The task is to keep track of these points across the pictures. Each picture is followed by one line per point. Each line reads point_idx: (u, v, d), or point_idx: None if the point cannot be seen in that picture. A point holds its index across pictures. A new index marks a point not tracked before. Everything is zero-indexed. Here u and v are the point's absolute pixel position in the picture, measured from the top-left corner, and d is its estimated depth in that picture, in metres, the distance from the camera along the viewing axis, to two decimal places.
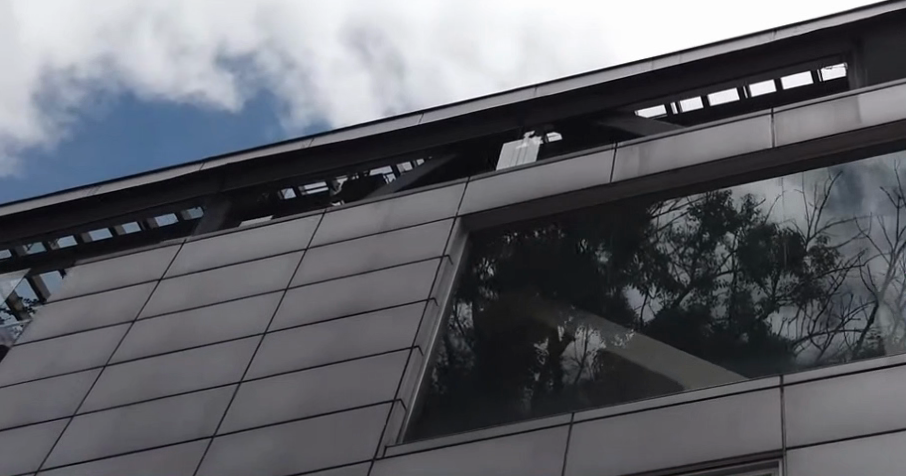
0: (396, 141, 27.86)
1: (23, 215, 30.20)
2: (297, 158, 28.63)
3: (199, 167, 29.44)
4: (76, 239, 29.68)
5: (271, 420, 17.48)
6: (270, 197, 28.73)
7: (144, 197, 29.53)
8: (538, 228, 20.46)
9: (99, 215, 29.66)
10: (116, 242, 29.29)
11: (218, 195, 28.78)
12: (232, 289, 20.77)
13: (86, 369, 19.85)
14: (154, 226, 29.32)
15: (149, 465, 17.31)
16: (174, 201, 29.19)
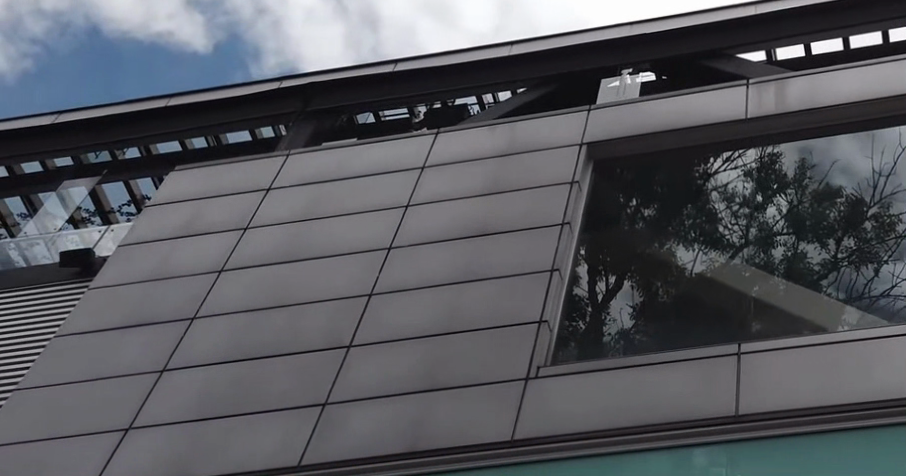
0: (487, 70, 27.14)
1: (100, 122, 29.84)
2: (383, 82, 27.99)
3: (277, 83, 28.84)
4: (143, 150, 29.37)
5: (398, 323, 16.25)
6: (349, 119, 28.24)
7: (224, 111, 29.05)
8: (653, 164, 19.78)
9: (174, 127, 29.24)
10: (185, 155, 28.94)
11: (303, 113, 28.22)
12: (345, 203, 20.09)
13: (191, 251, 18.90)
14: (224, 142, 28.88)
15: (262, 346, 16.14)
16: (252, 117, 28.78)
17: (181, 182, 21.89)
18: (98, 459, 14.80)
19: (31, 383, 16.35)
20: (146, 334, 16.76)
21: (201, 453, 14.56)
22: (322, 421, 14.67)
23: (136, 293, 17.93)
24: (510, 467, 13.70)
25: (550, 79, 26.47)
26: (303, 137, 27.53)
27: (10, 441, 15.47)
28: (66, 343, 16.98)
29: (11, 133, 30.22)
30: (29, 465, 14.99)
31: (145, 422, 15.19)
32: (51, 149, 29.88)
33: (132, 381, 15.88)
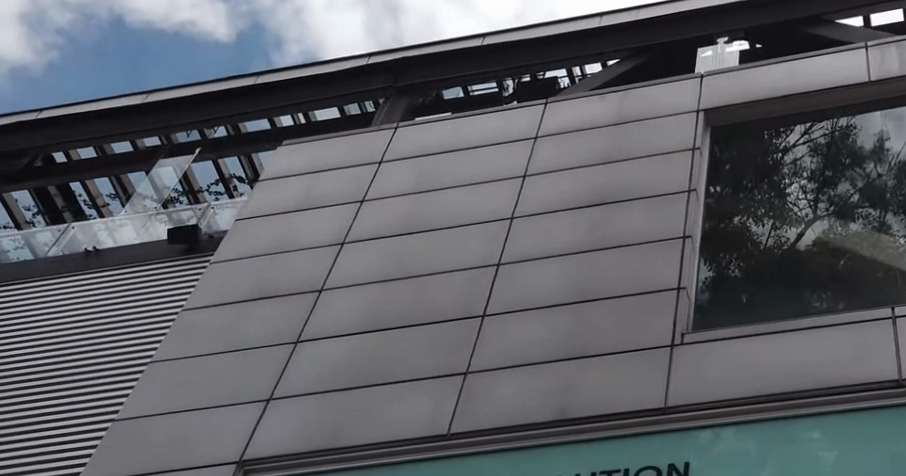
0: (578, 41, 26.81)
1: (191, 100, 29.80)
2: (472, 56, 27.80)
3: (365, 60, 28.64)
4: (233, 128, 29.46)
5: (531, 292, 16.04)
6: (437, 95, 27.93)
7: (316, 87, 28.91)
8: (772, 131, 19.38)
9: (263, 105, 29.26)
10: (274, 134, 29.25)
11: (394, 89, 28.02)
12: (459, 172, 19.83)
13: (306, 224, 18.74)
14: (313, 120, 29.05)
15: (395, 316, 16.00)
16: (342, 94, 28.61)
17: (288, 158, 21.76)
18: (241, 432, 14.73)
19: (164, 357, 16.33)
20: (275, 307, 16.68)
21: (346, 423, 14.44)
22: (466, 390, 14.50)
23: (257, 265, 17.87)
24: (662, 434, 13.43)
25: (645, 49, 26.09)
26: (397, 113, 27.34)
27: (149, 415, 15.45)
28: (193, 317, 16.93)
29: (102, 113, 30.21)
30: (171, 438, 14.95)
31: (285, 393, 15.10)
32: (143, 128, 29.84)
33: (267, 353, 15.81)
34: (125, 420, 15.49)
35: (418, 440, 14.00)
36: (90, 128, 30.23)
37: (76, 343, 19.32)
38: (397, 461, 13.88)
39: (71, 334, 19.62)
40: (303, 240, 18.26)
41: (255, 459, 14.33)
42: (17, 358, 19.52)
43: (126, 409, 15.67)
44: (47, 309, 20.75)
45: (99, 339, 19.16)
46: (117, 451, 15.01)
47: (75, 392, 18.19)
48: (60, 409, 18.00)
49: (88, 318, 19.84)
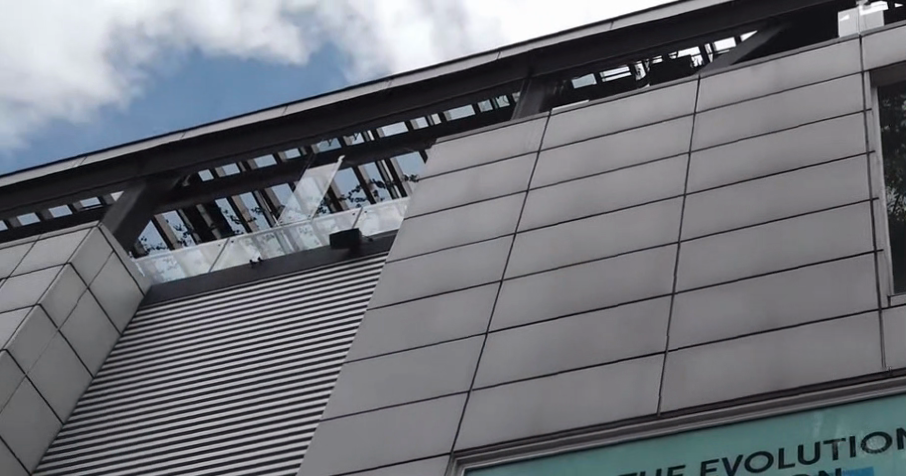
0: (712, 16, 26.27)
1: (326, 111, 29.79)
2: (604, 40, 27.51)
3: (495, 55, 28.78)
4: (371, 135, 29.95)
5: (722, 268, 15.62)
6: (566, 86, 28.11)
7: (452, 86, 28.92)
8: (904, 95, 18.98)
9: (400, 107, 29.16)
10: (412, 136, 29.72)
11: (530, 81, 27.88)
12: (621, 154, 19.46)
13: (477, 223, 18.54)
14: (448, 119, 29.52)
15: (583, 302, 15.77)
16: (477, 90, 28.55)
17: (445, 155, 21.73)
18: (446, 425, 14.63)
19: (358, 356, 16.33)
20: (458, 301, 16.61)
21: (550, 411, 14.27)
22: (671, 369, 14.21)
23: (433, 264, 17.75)
24: (885, 397, 12.91)
25: (782, 19, 25.48)
26: (536, 105, 27.23)
27: (350, 413, 15.46)
28: (378, 317, 16.94)
29: (241, 129, 30.25)
30: (374, 435, 14.92)
31: (484, 384, 15.00)
32: (284, 141, 29.75)
33: (460, 347, 15.70)
34: (329, 420, 15.51)
35: (625, 421, 13.76)
36: (229, 145, 30.14)
37: (267, 347, 19.67)
38: (606, 444, 13.66)
39: (260, 339, 19.97)
40: (479, 236, 18.07)
41: (464, 450, 14.22)
42: (209, 364, 19.92)
43: (328, 409, 15.68)
44: (231, 315, 21.14)
45: (289, 344, 19.50)
46: (325, 451, 15.03)
47: (272, 395, 18.48)
48: (259, 411, 18.28)
49: (275, 324, 20.21)
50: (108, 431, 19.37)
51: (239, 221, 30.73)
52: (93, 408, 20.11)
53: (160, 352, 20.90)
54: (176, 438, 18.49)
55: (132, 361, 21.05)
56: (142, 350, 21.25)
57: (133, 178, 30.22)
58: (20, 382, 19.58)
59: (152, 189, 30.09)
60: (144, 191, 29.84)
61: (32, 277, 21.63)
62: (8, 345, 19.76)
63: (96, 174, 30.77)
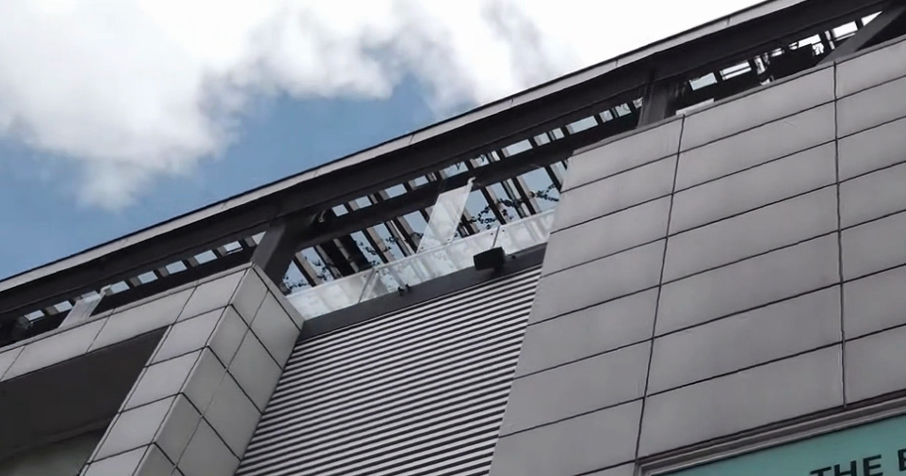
0: (834, 2, 25.78)
1: (449, 134, 29.91)
2: (722, 37, 27.15)
3: (614, 63, 28.48)
4: (498, 154, 29.89)
5: (886, 255, 15.13)
6: (686, 88, 27.87)
7: (571, 98, 28.71)
8: None
9: (523, 125, 29.08)
10: (540, 152, 29.63)
11: (652, 85, 27.59)
12: (764, 149, 19.12)
13: (628, 231, 18.38)
14: (571, 132, 29.55)
15: (748, 299, 15.57)
16: (599, 99, 28.24)
17: (586, 167, 21.74)
18: (626, 433, 14.61)
19: (526, 371, 16.38)
20: (619, 308, 16.55)
21: (728, 411, 14.19)
22: (849, 359, 13.94)
23: (588, 276, 17.70)
24: None
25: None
26: (660, 109, 27.07)
27: (524, 428, 15.55)
28: (541, 330, 16.96)
29: (369, 162, 30.70)
30: (551, 447, 15.01)
31: (657, 389, 14.93)
32: (414, 168, 29.96)
33: (628, 355, 15.65)
34: (506, 436, 15.58)
35: (806, 416, 13.62)
36: (360, 178, 30.69)
37: (419, 377, 21.02)
38: (775, 444, 13.66)
39: (411, 372, 21.32)
40: (634, 244, 17.96)
41: (647, 457, 14.24)
42: (363, 409, 21.20)
43: (504, 425, 15.76)
44: (386, 352, 22.52)
45: (443, 391, 20.39)
46: (505, 468, 15.12)
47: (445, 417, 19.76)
48: (434, 433, 19.57)
49: (424, 356, 21.51)
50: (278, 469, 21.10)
51: (375, 251, 31.23)
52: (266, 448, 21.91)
53: (322, 394, 22.46)
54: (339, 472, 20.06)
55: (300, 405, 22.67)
56: (308, 393, 22.85)
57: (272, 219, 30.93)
58: (196, 423, 21.43)
59: (293, 227, 30.74)
60: (285, 230, 30.50)
61: (201, 320, 23.71)
62: (183, 389, 21.68)
63: (235, 220, 31.63)
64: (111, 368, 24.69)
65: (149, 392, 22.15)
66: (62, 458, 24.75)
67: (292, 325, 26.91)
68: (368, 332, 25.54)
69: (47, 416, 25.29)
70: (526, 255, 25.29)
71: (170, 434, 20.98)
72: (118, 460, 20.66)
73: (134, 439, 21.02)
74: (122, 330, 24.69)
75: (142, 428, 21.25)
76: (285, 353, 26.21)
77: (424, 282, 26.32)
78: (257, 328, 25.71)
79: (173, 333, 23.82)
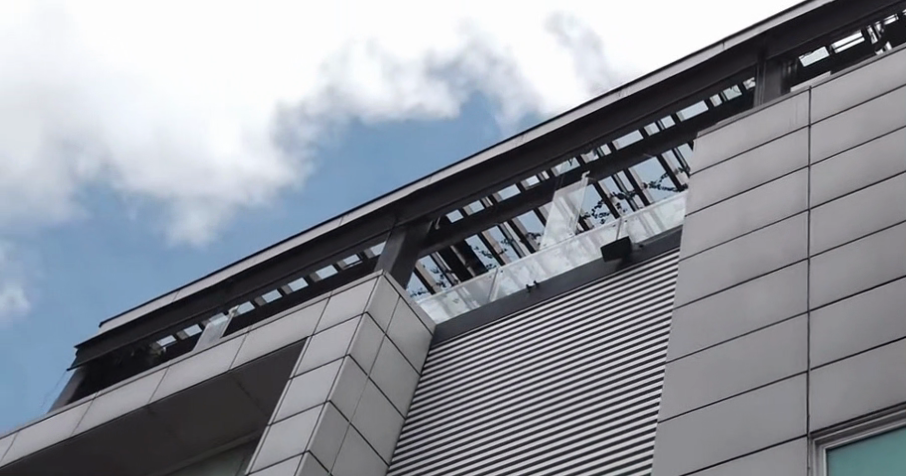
0: None
1: (566, 130, 31.01)
2: (832, 11, 27.87)
3: (721, 47, 29.40)
4: (611, 147, 30.97)
5: None
6: (798, 67, 28.54)
7: (683, 86, 29.60)
8: None
9: (636, 114, 30.00)
10: (654, 140, 30.40)
11: (764, 64, 28.34)
12: (896, 117, 18.78)
13: (766, 212, 18.60)
14: (684, 119, 30.26)
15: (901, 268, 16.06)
16: (712, 83, 29.07)
17: (710, 148, 21.53)
18: (795, 407, 15.26)
19: (681, 353, 17.05)
20: (768, 286, 17.18)
21: (898, 382, 14.76)
22: None
23: (732, 258, 18.17)
24: None
25: None
26: (775, 86, 27.74)
27: (687, 410, 16.18)
28: (685, 313, 17.69)
29: (487, 164, 32.00)
30: (710, 429, 15.73)
31: (821, 362, 15.57)
32: (532, 168, 31.10)
33: (784, 329, 16.34)
34: (671, 420, 16.22)
35: None
36: (475, 181, 31.98)
37: (562, 408, 21.95)
38: None
39: (552, 403, 22.23)
40: (773, 220, 18.35)
41: (822, 429, 14.84)
42: (528, 423, 22.28)
43: (666, 407, 16.41)
44: (526, 381, 23.38)
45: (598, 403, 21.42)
46: (676, 450, 15.74)
47: (607, 428, 20.72)
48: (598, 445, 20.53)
49: (566, 386, 22.37)
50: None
51: (492, 254, 33.23)
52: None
53: (468, 424, 23.44)
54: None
55: (445, 434, 23.71)
56: (453, 422, 23.86)
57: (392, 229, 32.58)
58: (346, 431, 22.23)
59: (412, 236, 32.22)
60: (405, 239, 32.05)
61: (340, 328, 25.82)
62: (330, 398, 22.46)
63: (364, 230, 33.36)
64: (275, 372, 26.94)
65: (296, 403, 22.92)
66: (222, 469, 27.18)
67: (423, 328, 27.91)
68: (500, 336, 26.10)
69: (229, 422, 27.79)
70: (653, 243, 25.57)
71: (323, 442, 21.72)
72: (277, 468, 21.32)
73: (288, 449, 21.71)
74: (282, 337, 26.99)
75: (295, 437, 21.93)
76: (419, 357, 27.16)
77: (554, 278, 26.82)
78: (391, 335, 26.57)
79: (312, 344, 25.88)
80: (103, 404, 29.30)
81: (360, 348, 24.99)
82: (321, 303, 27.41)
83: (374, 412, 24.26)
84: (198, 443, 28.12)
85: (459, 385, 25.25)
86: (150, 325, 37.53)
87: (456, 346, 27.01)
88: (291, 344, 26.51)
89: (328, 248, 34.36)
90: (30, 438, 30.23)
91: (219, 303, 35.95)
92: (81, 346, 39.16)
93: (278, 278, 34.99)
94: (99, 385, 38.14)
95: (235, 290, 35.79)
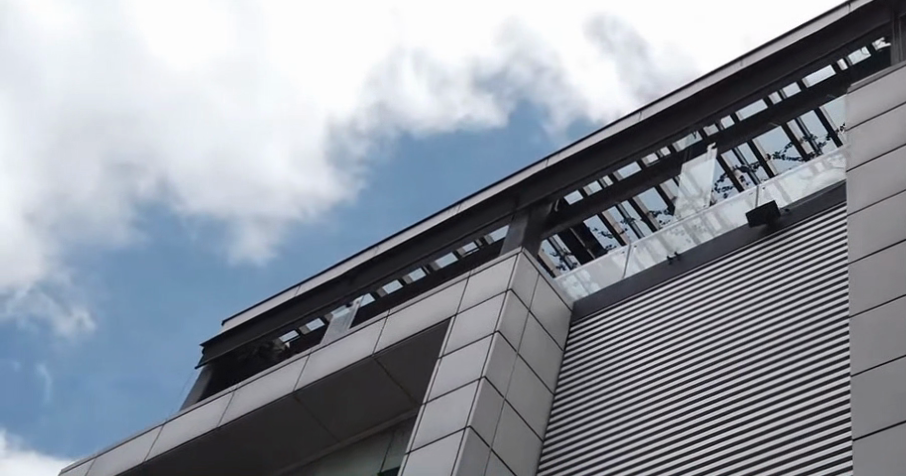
0: None
1: (691, 102, 30.38)
2: None
3: (848, 9, 28.68)
4: (735, 117, 30.16)
5: None
6: None
7: (812, 51, 28.83)
8: None
9: (762, 81, 29.29)
10: (782, 108, 29.44)
11: (897, 23, 27.62)
12: None
13: None
14: (811, 85, 29.34)
15: None
16: (843, 45, 28.30)
17: (863, 104, 20.94)
18: None
19: (863, 307, 17.64)
20: None
21: None
22: None
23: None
24: None
25: None
26: None
27: (879, 364, 16.80)
28: (864, 266, 18.16)
29: (610, 140, 31.46)
30: (883, 390, 16.44)
31: None
32: (645, 147, 30.56)
33: None
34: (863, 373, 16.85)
35: None
36: (597, 161, 31.48)
37: (728, 384, 21.73)
38: None
39: (714, 387, 21.93)
40: None
41: None
42: (697, 389, 22.22)
43: (857, 361, 17.05)
44: (685, 363, 23.08)
45: (773, 367, 21.29)
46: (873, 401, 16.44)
47: (784, 397, 20.50)
48: (771, 419, 20.33)
49: (732, 357, 22.27)
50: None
51: (612, 234, 32.76)
52: (560, 468, 22.91)
53: (630, 395, 23.39)
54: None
55: (598, 416, 23.47)
56: (611, 394, 23.80)
57: (516, 213, 32.22)
58: (502, 406, 22.01)
59: (533, 219, 31.83)
60: (528, 221, 31.70)
61: (484, 307, 25.66)
62: (485, 374, 22.24)
63: (489, 214, 33.11)
64: (420, 353, 26.88)
65: (450, 380, 22.73)
66: (368, 456, 27.11)
67: (563, 304, 27.53)
68: (645, 310, 25.66)
69: (369, 409, 27.73)
70: (799, 207, 24.80)
71: (481, 418, 21.53)
72: (440, 446, 21.17)
73: (448, 426, 21.53)
74: (429, 317, 26.93)
75: (454, 414, 21.73)
76: (561, 332, 26.79)
77: (695, 247, 26.35)
78: (534, 311, 26.25)
79: (458, 323, 25.79)
80: (247, 396, 29.46)
81: (506, 325, 24.76)
82: (460, 285, 27.25)
83: (526, 388, 24.14)
84: (342, 430, 28.14)
85: (606, 362, 24.91)
86: (274, 320, 37.61)
87: (598, 320, 26.60)
88: (438, 325, 26.45)
89: (451, 234, 34.07)
90: (174, 433, 30.50)
91: (342, 295, 35.88)
92: (206, 345, 39.35)
93: (401, 268, 34.75)
94: (228, 382, 38.30)
95: (359, 281, 35.69)
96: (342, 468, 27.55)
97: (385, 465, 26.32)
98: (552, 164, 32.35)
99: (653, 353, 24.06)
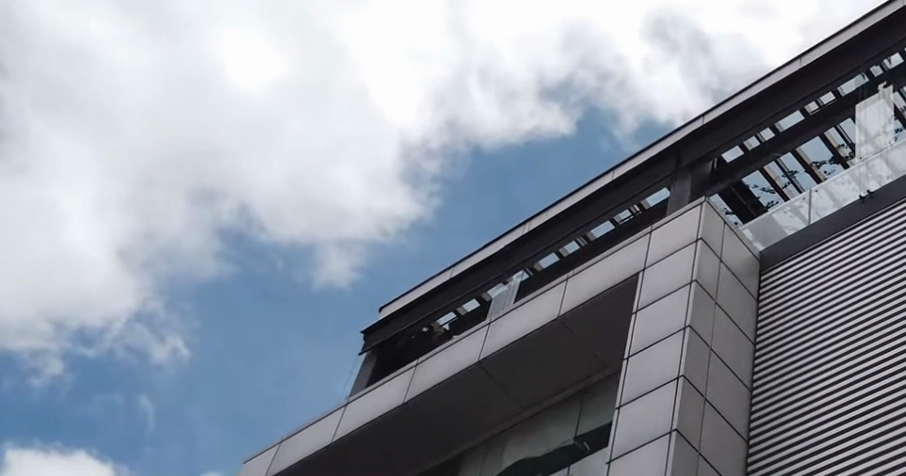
0: None
1: (854, 44, 28.98)
2: None
3: None
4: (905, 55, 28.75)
5: None
6: None
7: None
8: None
9: None
10: None
11: None
12: None
13: None
14: None
15: None
16: None
17: None
18: None
19: None
20: None
21: None
22: None
23: None
24: None
25: None
26: None
27: None
28: None
29: (768, 92, 30.04)
30: None
31: None
32: (808, 94, 29.12)
33: None
34: None
35: None
36: (758, 110, 30.01)
37: None
38: None
39: None
40: None
41: None
42: None
43: None
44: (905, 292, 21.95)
45: None
46: None
47: None
48: None
49: None
50: (797, 436, 21.02)
51: (774, 190, 31.49)
52: (771, 419, 21.81)
53: (844, 329, 22.30)
54: (869, 440, 19.94)
55: (804, 369, 22.21)
56: (822, 329, 22.73)
57: (674, 173, 30.93)
58: (710, 357, 21.06)
59: (695, 178, 30.56)
60: (690, 181, 30.40)
61: (675, 258, 24.77)
62: (689, 324, 21.30)
63: (642, 178, 31.93)
64: (608, 312, 26.10)
65: (652, 332, 21.82)
66: (556, 425, 26.26)
67: (749, 254, 26.19)
68: (840, 251, 24.38)
69: (554, 377, 26.91)
70: None
71: (693, 368, 20.62)
72: (652, 399, 20.32)
73: (658, 378, 20.65)
74: (614, 273, 26.22)
75: (661, 366, 20.85)
76: (752, 280, 25.62)
77: (879, 188, 25.05)
78: (726, 260, 25.15)
79: (646, 279, 24.94)
80: (430, 368, 29.04)
81: (702, 275, 23.79)
82: (639, 244, 26.39)
83: (729, 338, 23.13)
84: (530, 399, 27.35)
85: (808, 299, 23.80)
86: (433, 301, 36.96)
87: (788, 267, 25.36)
88: (625, 282, 25.73)
89: (605, 203, 33.00)
90: (355, 416, 30.13)
91: (500, 272, 35.05)
92: (365, 333, 38.82)
93: (554, 241, 33.75)
94: (392, 366, 37.66)
95: (514, 257, 34.81)
96: (530, 439, 26.76)
97: (580, 430, 25.46)
98: (708, 120, 30.94)
99: (855, 295, 22.84)
